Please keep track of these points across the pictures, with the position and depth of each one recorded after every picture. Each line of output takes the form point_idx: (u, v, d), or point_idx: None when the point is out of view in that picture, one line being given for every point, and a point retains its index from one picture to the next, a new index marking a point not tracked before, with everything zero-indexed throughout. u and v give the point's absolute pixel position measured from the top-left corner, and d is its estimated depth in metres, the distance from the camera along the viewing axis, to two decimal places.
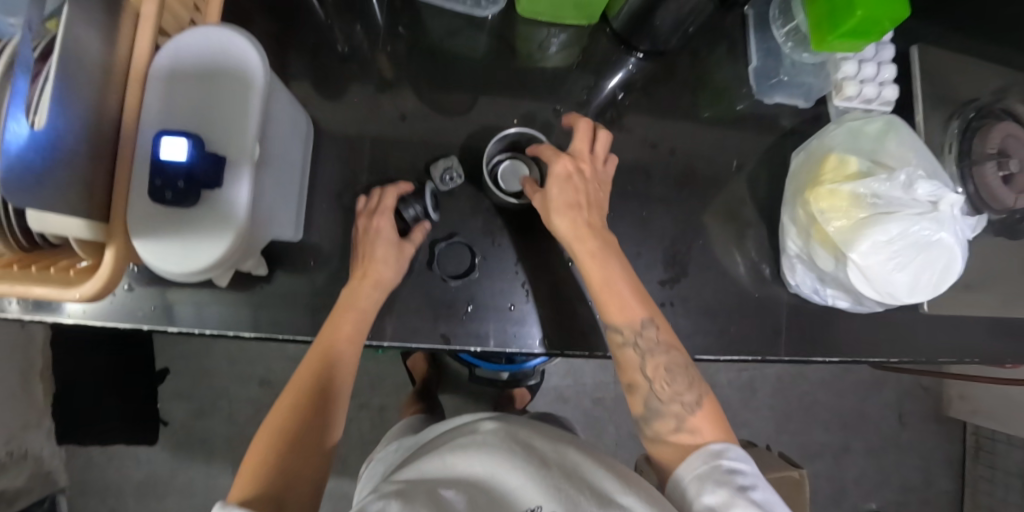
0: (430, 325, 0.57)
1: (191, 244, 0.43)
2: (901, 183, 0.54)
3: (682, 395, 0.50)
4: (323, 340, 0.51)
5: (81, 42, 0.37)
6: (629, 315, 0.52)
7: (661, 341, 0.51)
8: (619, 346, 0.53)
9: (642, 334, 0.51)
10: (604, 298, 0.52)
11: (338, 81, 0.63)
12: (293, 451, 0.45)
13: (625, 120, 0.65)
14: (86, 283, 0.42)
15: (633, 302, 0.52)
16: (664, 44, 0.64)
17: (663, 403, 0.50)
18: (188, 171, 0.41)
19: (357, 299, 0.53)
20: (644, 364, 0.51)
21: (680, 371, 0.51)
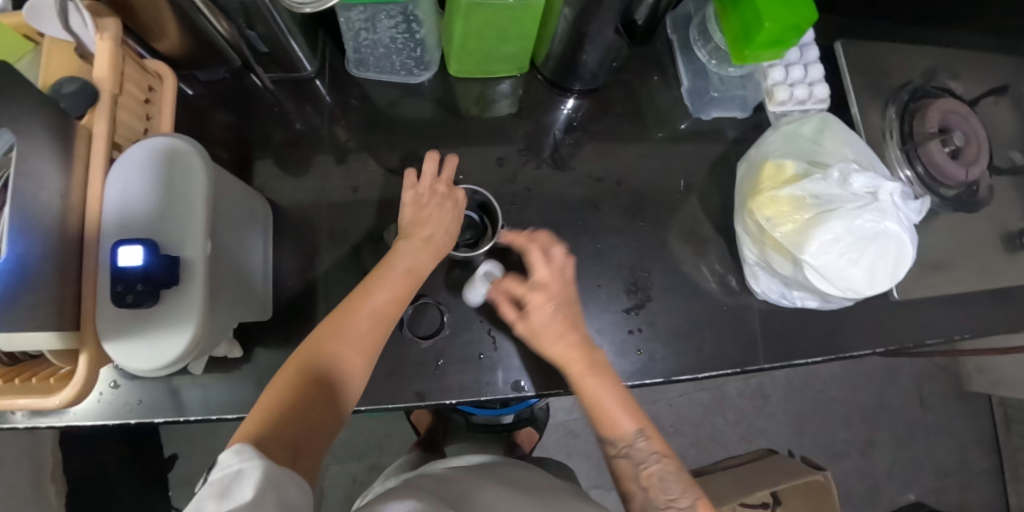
0: (405, 384, 0.59)
1: (155, 339, 0.44)
2: (836, 180, 0.54)
3: (677, 501, 0.51)
4: (364, 296, 0.53)
5: (33, 173, 0.39)
6: (621, 429, 0.54)
7: (655, 451, 0.54)
8: (614, 458, 0.55)
9: (634, 445, 0.54)
10: (596, 416, 0.54)
11: (292, 162, 0.67)
12: (313, 396, 0.45)
13: (569, 160, 0.68)
14: (64, 390, 0.45)
15: (623, 414, 0.54)
16: (593, 81, 0.67)
17: (660, 510, 0.51)
18: (144, 274, 0.42)
19: (402, 262, 0.55)
20: (639, 473, 0.53)
21: (672, 478, 0.52)
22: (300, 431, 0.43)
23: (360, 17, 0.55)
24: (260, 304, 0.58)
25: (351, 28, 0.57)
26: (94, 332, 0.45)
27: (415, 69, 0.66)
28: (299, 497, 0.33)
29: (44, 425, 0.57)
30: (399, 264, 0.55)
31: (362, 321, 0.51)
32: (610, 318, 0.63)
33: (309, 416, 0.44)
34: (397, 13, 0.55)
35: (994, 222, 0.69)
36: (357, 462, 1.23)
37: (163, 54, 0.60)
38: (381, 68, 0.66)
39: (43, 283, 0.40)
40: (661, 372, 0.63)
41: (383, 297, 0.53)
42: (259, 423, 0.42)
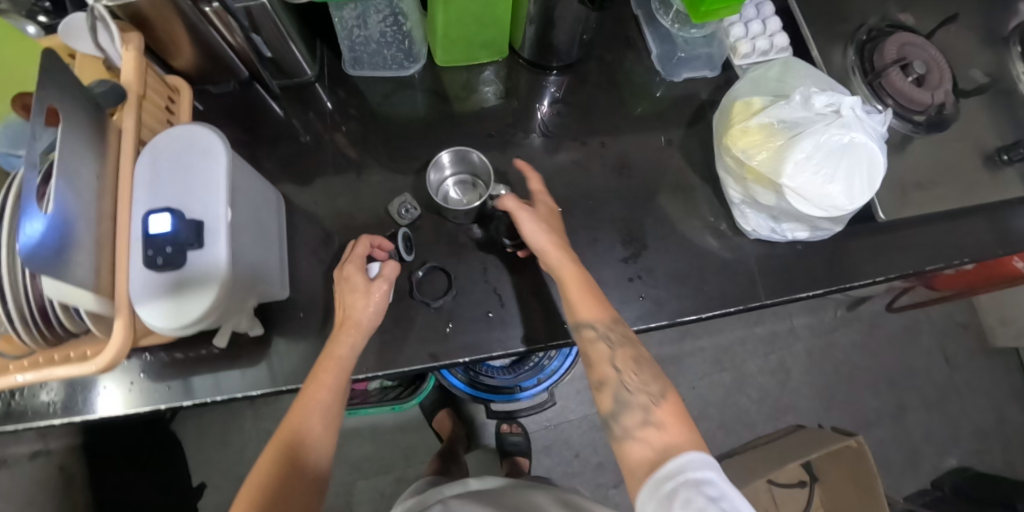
0: (419, 347, 0.62)
1: (182, 300, 0.48)
2: (798, 102, 0.57)
3: (649, 387, 0.52)
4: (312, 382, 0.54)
5: (76, 150, 0.45)
6: (597, 312, 0.56)
7: (627, 337, 0.55)
8: (590, 340, 0.56)
9: (612, 330, 0.55)
10: (573, 299, 0.56)
11: (299, 160, 0.72)
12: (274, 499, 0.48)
13: (555, 129, 0.73)
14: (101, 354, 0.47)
15: (599, 302, 0.56)
16: (568, 57, 0.72)
17: (630, 391, 0.52)
18: (173, 238, 0.47)
19: (336, 346, 0.55)
20: (614, 357, 0.54)
21: (646, 363, 0.54)
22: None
23: (352, 14, 0.62)
24: (280, 281, 0.62)
25: (345, 27, 0.64)
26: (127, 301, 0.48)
27: (406, 60, 0.72)
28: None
29: (73, 420, 0.61)
30: (334, 350, 0.55)
31: (314, 412, 0.52)
32: (609, 269, 0.66)
33: (297, 494, 0.49)
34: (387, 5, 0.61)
35: (973, 144, 0.71)
36: (383, 475, 1.22)
37: (178, 70, 0.67)
38: (375, 63, 0.72)
39: (84, 247, 0.45)
40: (666, 315, 0.65)
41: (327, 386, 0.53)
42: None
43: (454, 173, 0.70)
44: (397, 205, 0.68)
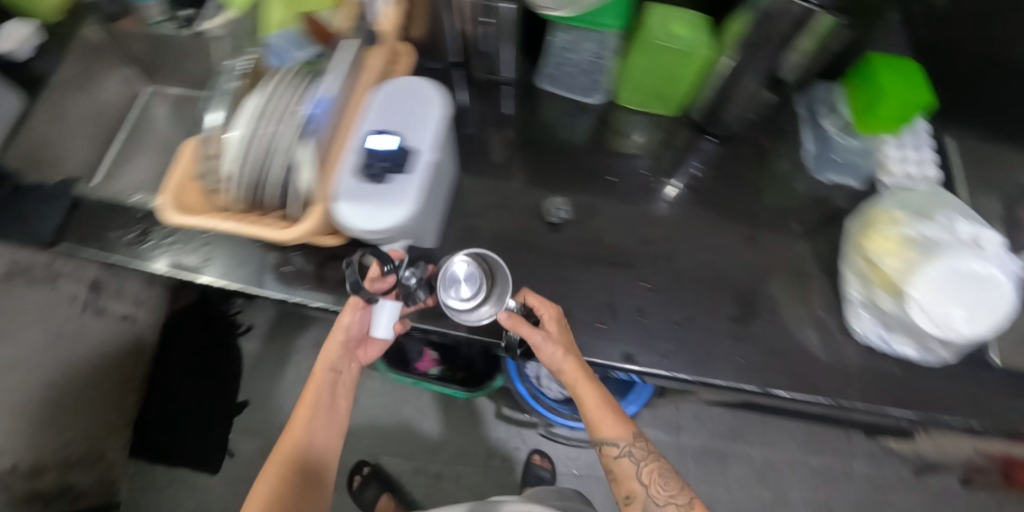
0: (530, 327, 0.67)
1: (378, 208, 0.55)
2: (942, 225, 0.63)
3: (675, 498, 0.60)
4: (325, 394, 0.67)
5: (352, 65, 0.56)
6: (617, 430, 0.62)
7: (649, 450, 0.63)
8: (615, 458, 0.62)
9: (633, 446, 0.62)
10: (592, 419, 0.62)
11: (471, 140, 0.83)
12: (304, 478, 0.63)
13: (696, 186, 0.80)
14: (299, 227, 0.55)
15: (620, 422, 0.62)
16: (730, 128, 0.80)
17: (660, 506, 0.60)
18: (393, 157, 0.56)
19: (326, 356, 0.67)
20: (640, 472, 0.62)
21: (670, 475, 0.62)
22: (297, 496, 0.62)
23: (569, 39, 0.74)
24: (432, 229, 0.71)
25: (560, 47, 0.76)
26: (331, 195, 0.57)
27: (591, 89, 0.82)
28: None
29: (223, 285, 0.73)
30: (325, 361, 0.68)
31: (318, 423, 0.66)
32: (717, 322, 0.69)
33: (316, 471, 0.65)
34: (604, 40, 0.72)
35: None
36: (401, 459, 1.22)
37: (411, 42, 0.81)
38: (565, 84, 0.83)
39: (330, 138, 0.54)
40: (759, 383, 0.66)
41: (325, 388, 0.68)
42: (269, 487, 0.61)
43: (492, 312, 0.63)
44: (552, 202, 0.76)
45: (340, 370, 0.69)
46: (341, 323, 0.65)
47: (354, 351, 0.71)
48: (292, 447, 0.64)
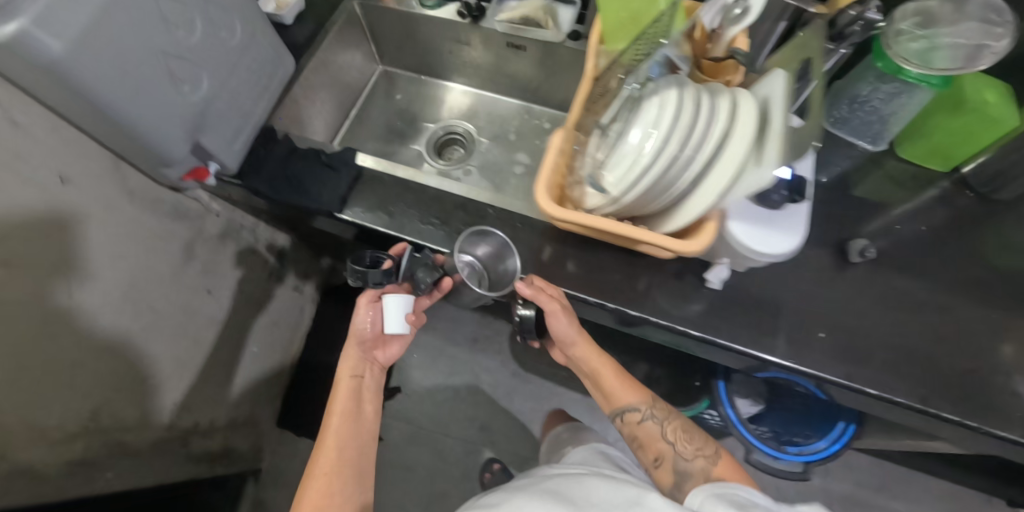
0: (834, 361, 0.69)
1: (769, 232, 0.59)
2: None
3: (702, 451, 0.76)
4: (351, 397, 0.80)
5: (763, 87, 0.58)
6: (627, 397, 0.85)
7: (665, 413, 0.84)
8: (643, 422, 0.83)
9: (653, 409, 0.84)
10: (604, 386, 0.87)
11: None
12: (337, 468, 0.73)
13: (975, 239, 0.79)
14: (697, 240, 0.58)
15: (633, 392, 0.85)
16: (1012, 190, 0.79)
17: (690, 460, 0.75)
18: (790, 185, 0.58)
19: (345, 361, 0.81)
20: (664, 433, 0.81)
21: (694, 435, 0.80)
22: (320, 487, 0.71)
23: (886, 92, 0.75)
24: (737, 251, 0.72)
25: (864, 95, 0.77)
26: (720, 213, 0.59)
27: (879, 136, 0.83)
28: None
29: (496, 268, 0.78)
30: (343, 363, 0.81)
31: (348, 424, 0.78)
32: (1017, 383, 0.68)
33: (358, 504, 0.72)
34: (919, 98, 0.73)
35: None
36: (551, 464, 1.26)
37: None
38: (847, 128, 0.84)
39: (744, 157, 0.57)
40: None
41: (342, 395, 0.80)
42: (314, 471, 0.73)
43: (469, 262, 0.77)
44: (859, 242, 0.75)
45: (361, 373, 0.82)
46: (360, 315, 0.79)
47: (370, 354, 0.84)
48: (335, 445, 0.75)
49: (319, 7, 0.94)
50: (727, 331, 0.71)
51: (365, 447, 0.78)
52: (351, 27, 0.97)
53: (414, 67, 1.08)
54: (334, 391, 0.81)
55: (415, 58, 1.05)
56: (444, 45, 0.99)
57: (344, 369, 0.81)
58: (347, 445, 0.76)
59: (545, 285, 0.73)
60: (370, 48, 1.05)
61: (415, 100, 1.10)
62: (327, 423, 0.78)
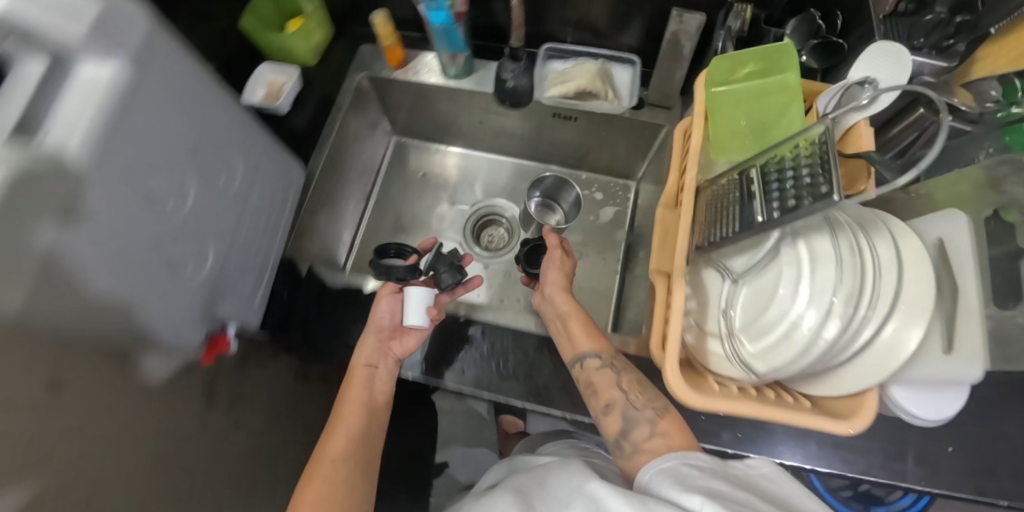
0: (970, 484, 0.62)
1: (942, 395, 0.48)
2: None
3: (652, 403, 0.55)
4: (355, 399, 0.62)
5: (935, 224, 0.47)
6: (588, 342, 0.61)
7: (623, 365, 0.60)
8: (597, 370, 0.59)
9: (602, 362, 0.59)
10: (569, 336, 0.63)
11: None
12: (356, 461, 0.57)
13: None
14: (853, 418, 0.47)
15: (590, 336, 0.61)
16: None
17: (637, 409, 0.55)
18: None
19: (361, 349, 0.63)
20: (620, 381, 0.58)
21: (647, 386, 0.57)
22: (342, 471, 0.56)
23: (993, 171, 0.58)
24: None
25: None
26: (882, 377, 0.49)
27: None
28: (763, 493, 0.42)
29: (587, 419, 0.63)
30: (358, 354, 0.63)
31: (344, 432, 0.59)
32: None
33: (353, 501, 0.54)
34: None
35: None
36: None
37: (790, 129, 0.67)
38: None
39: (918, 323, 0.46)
40: None
41: (349, 396, 0.62)
42: (328, 452, 0.57)
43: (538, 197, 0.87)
44: None
45: (376, 365, 0.63)
46: (378, 313, 0.65)
47: (386, 344, 0.65)
48: (344, 453, 0.57)
49: (319, 84, 0.79)
50: (852, 463, 0.63)
51: (374, 429, 0.61)
52: (359, 104, 0.81)
53: (434, 135, 0.90)
54: (341, 396, 0.63)
55: (436, 125, 0.87)
56: (472, 114, 0.83)
57: (357, 355, 0.63)
58: (355, 435, 0.59)
59: (561, 255, 0.71)
60: (378, 120, 0.87)
61: (440, 174, 0.91)
62: (340, 413, 0.61)
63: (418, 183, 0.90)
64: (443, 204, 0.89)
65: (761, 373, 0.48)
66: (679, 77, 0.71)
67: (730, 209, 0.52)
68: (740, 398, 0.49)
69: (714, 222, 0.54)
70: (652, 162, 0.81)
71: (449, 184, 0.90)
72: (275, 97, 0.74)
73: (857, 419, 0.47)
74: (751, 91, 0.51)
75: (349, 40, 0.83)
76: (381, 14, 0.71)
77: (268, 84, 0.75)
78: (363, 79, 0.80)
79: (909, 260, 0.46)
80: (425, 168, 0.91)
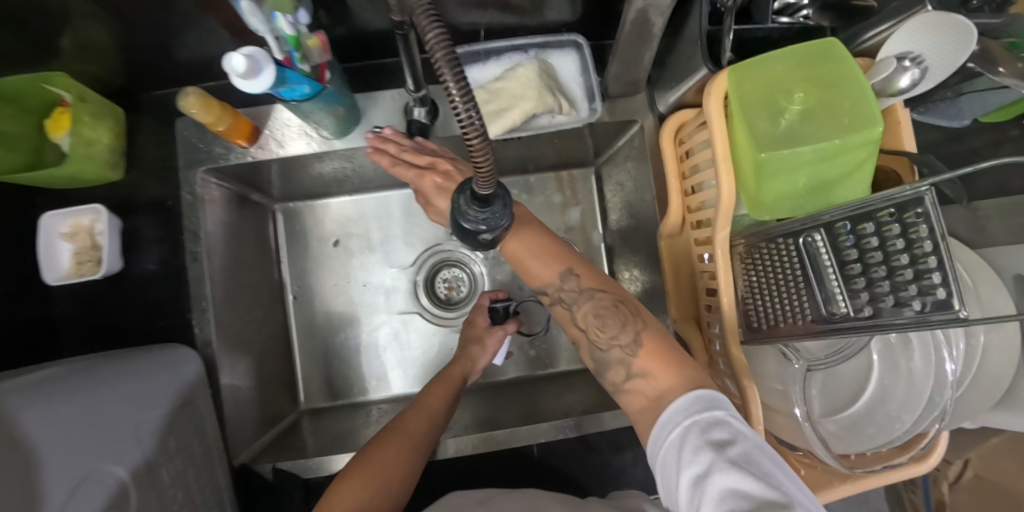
0: None
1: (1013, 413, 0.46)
2: None
3: (618, 339, 0.41)
4: (445, 408, 0.53)
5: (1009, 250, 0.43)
6: (547, 266, 0.44)
7: (586, 288, 0.44)
8: (551, 306, 0.46)
9: (562, 288, 0.44)
10: (519, 256, 0.46)
11: None
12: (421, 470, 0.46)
13: None
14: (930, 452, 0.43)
15: (544, 260, 0.45)
16: None
17: (602, 352, 0.42)
18: None
19: (470, 358, 0.60)
20: (575, 315, 0.44)
21: (609, 312, 0.42)
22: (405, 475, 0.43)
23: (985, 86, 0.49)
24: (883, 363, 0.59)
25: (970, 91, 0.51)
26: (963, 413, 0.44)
27: (972, 115, 0.56)
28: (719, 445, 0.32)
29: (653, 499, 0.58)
30: (463, 362, 0.60)
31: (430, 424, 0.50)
32: None
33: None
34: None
35: None
36: None
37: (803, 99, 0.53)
38: (934, 114, 0.57)
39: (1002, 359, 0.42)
40: None
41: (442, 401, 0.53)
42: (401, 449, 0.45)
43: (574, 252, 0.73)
44: None
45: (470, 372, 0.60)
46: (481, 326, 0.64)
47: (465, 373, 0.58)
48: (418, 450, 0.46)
49: (150, 195, 0.55)
50: None
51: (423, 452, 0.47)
52: (214, 208, 0.55)
53: (327, 188, 0.67)
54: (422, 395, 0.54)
55: (326, 179, 0.64)
56: (371, 160, 0.60)
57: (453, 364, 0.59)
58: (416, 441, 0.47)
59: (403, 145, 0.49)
60: (249, 200, 0.62)
61: (357, 234, 0.70)
62: (429, 397, 0.53)
63: (332, 255, 0.69)
64: (376, 270, 0.69)
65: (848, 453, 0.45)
66: (648, 59, 0.52)
67: (793, 290, 0.42)
68: (835, 482, 0.44)
69: (768, 297, 0.44)
70: (620, 154, 0.65)
71: (371, 241, 0.70)
72: (93, 257, 0.52)
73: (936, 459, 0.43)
74: (822, 154, 0.36)
75: (159, 109, 0.56)
76: (192, 91, 0.45)
77: (70, 232, 0.52)
78: (207, 175, 0.54)
79: (993, 296, 0.41)
80: (335, 232, 0.70)
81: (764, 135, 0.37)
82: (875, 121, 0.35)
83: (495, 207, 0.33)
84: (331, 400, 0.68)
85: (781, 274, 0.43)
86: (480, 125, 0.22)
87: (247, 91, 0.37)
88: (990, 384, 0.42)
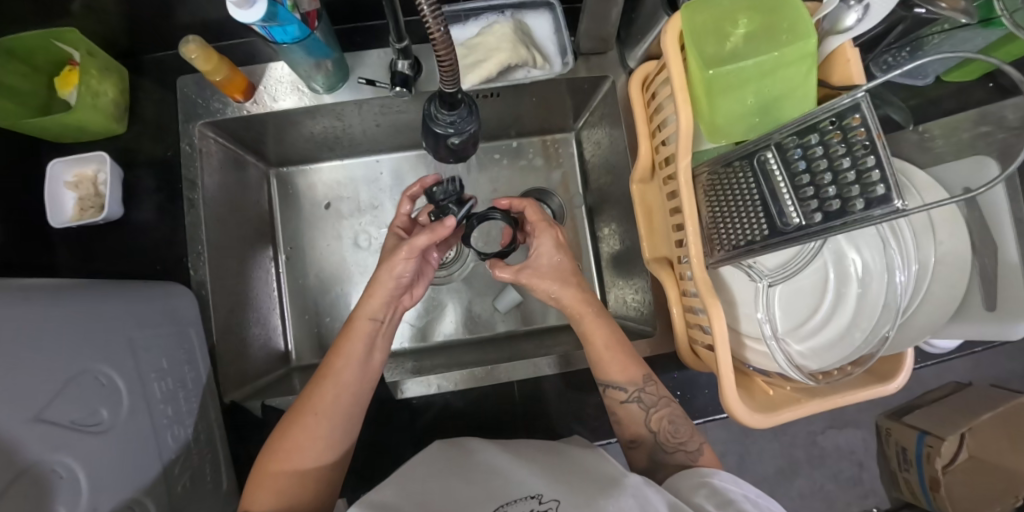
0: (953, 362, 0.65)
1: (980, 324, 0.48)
2: None
3: (685, 445, 0.49)
4: (348, 375, 0.47)
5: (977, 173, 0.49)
6: (628, 370, 0.51)
7: (662, 395, 0.52)
8: (620, 403, 0.52)
9: (644, 389, 0.51)
10: (605, 359, 0.51)
11: None
12: (337, 436, 0.46)
13: None
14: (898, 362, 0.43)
15: (630, 360, 0.52)
16: None
17: (668, 453, 0.49)
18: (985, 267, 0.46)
19: (365, 307, 0.49)
20: (649, 417, 0.50)
21: (683, 420, 0.50)
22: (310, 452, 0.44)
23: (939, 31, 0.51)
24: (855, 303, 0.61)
25: (927, 36, 0.52)
26: (936, 324, 0.46)
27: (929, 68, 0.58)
28: (734, 496, 0.41)
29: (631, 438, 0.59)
30: (363, 311, 0.49)
31: (335, 397, 0.46)
32: None
33: (306, 489, 0.44)
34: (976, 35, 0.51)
35: None
36: None
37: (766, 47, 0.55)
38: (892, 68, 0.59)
39: (961, 265, 0.46)
40: None
41: (349, 362, 0.47)
42: (293, 435, 0.44)
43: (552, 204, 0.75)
44: None
45: (382, 319, 0.50)
46: (395, 269, 0.49)
47: (398, 297, 0.52)
48: (316, 432, 0.44)
49: (148, 151, 0.59)
50: None
51: (361, 400, 0.47)
52: (210, 160, 0.59)
53: (319, 151, 0.70)
54: (330, 357, 0.48)
55: (317, 141, 0.67)
56: (360, 119, 0.64)
57: (359, 306, 0.49)
58: (341, 402, 0.46)
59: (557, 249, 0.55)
60: (244, 160, 0.66)
61: (347, 196, 0.73)
62: (333, 362, 0.47)
63: (324, 217, 0.73)
64: (365, 230, 0.72)
65: (815, 372, 0.46)
66: (615, 15, 0.55)
67: (751, 210, 0.44)
68: (803, 399, 0.43)
69: (732, 222, 0.46)
70: (596, 113, 0.68)
71: (362, 203, 0.73)
72: (94, 204, 0.55)
73: (901, 380, 0.42)
74: (763, 68, 0.39)
75: (159, 71, 0.60)
76: (193, 39, 0.48)
77: (74, 181, 0.55)
78: (204, 129, 0.58)
79: (943, 217, 0.45)
80: (327, 196, 0.73)
81: (713, 55, 0.40)
82: (808, 35, 0.38)
83: (461, 111, 0.40)
84: (320, 355, 0.69)
85: (741, 197, 0.44)
86: (444, 24, 0.29)
87: (242, 20, 0.40)
88: (943, 299, 0.46)
